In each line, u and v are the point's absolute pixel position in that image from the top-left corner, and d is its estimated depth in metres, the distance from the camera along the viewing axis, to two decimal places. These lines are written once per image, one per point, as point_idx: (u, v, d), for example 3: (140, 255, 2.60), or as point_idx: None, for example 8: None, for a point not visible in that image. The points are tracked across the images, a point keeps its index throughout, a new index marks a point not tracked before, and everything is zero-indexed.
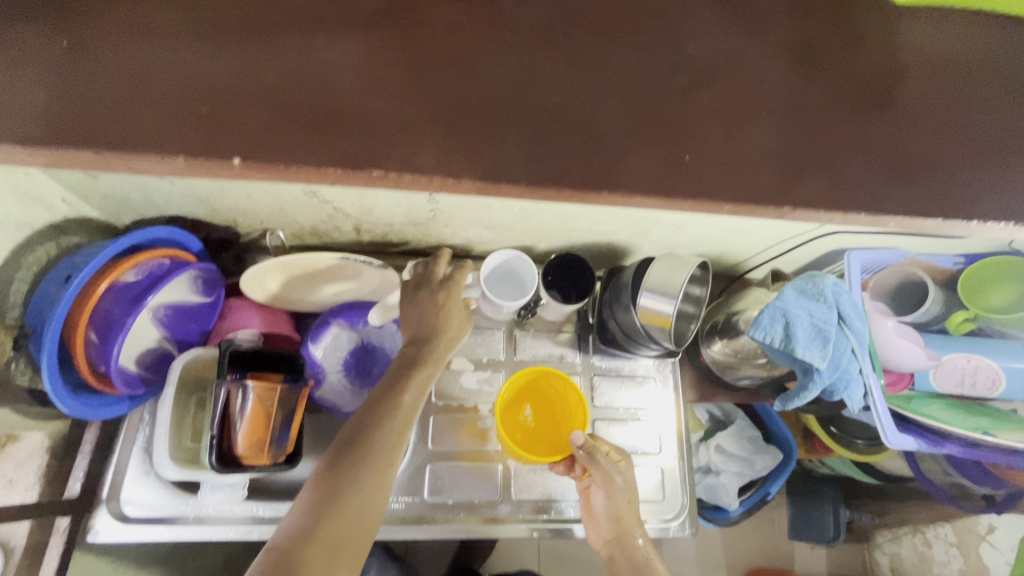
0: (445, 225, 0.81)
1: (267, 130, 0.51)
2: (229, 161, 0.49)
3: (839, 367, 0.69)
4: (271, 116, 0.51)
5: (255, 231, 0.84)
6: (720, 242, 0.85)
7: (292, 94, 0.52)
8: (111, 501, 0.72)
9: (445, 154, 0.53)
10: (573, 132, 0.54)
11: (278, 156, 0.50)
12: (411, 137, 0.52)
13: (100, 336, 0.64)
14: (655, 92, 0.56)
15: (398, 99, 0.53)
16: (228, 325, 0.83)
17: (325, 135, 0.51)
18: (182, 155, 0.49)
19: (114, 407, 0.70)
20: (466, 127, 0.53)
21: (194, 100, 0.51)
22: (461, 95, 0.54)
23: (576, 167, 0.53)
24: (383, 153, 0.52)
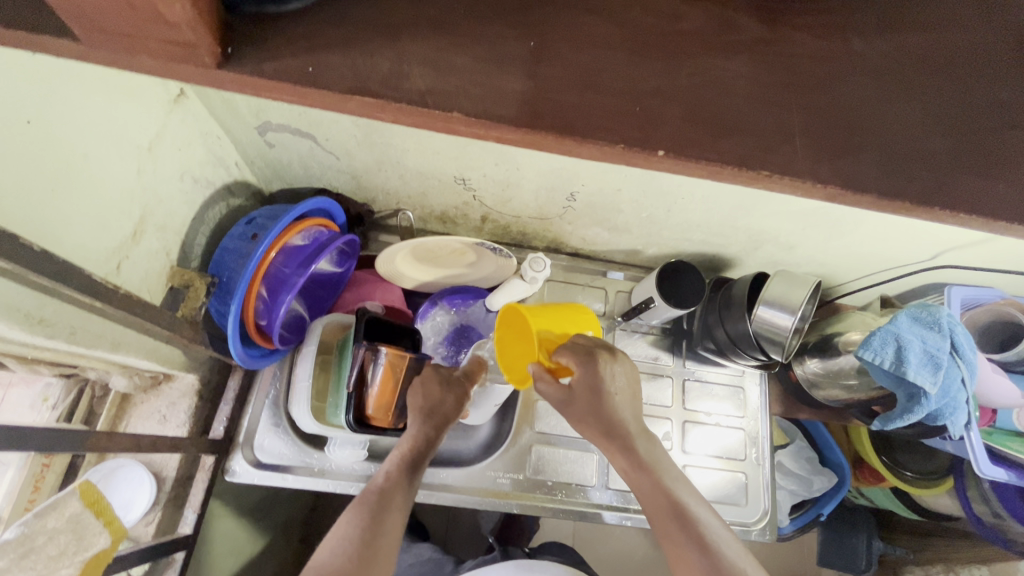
0: (568, 223, 0.87)
1: (735, 139, 0.34)
2: (653, 154, 0.33)
3: (947, 394, 0.72)
4: (739, 112, 0.35)
5: (388, 210, 0.89)
6: (825, 264, 0.89)
7: (753, 86, 0.35)
8: (246, 446, 0.77)
9: (813, 162, 0.34)
10: (875, 139, 0.35)
11: (676, 145, 0.34)
12: (784, 140, 0.34)
13: (269, 291, 0.70)
14: (972, 104, 0.36)
15: (912, 103, 0.36)
16: (354, 295, 0.89)
17: (649, 114, 0.34)
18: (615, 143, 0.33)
19: (268, 360, 0.76)
20: (991, 155, 0.36)
21: (624, 73, 0.35)
22: (804, 68, 0.36)
23: (913, 172, 0.35)
24: (758, 155, 0.34)
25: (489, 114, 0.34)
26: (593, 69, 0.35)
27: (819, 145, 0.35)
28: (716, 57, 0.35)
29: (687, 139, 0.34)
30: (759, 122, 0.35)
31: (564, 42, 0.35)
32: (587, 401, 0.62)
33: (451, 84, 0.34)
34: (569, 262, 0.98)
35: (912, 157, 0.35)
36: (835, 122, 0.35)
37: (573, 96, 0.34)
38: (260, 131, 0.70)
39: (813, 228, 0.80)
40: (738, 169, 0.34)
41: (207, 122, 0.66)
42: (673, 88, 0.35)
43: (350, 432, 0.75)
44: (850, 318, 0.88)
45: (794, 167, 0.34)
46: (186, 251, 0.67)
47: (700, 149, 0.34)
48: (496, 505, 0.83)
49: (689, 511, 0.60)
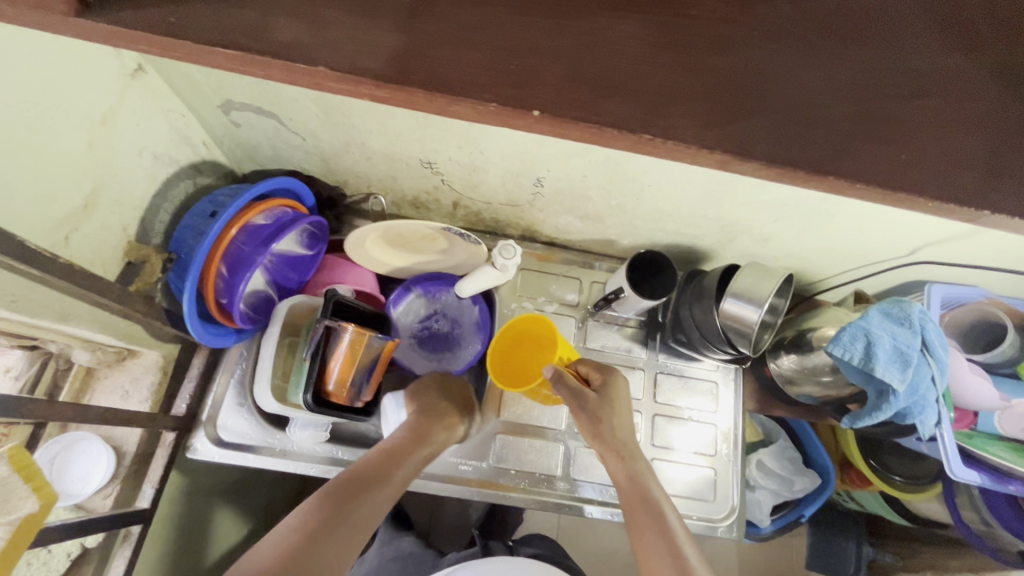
0: (539, 210, 0.86)
1: (618, 98, 0.34)
2: (529, 113, 0.34)
3: (916, 392, 0.71)
4: (630, 73, 0.35)
5: (360, 194, 0.89)
6: (801, 258, 0.87)
7: (643, 47, 0.35)
8: (208, 424, 0.78)
9: (704, 130, 0.35)
10: (764, 106, 0.35)
11: (558, 105, 0.34)
12: (676, 107, 0.35)
13: (229, 269, 0.70)
14: (881, 83, 0.37)
15: (805, 67, 0.37)
16: (325, 279, 0.89)
17: (529, 72, 0.35)
18: (494, 102, 0.34)
19: (232, 339, 0.77)
20: (883, 121, 0.36)
21: (514, 34, 0.35)
22: (706, 37, 0.36)
23: (809, 145, 0.35)
24: (646, 119, 0.34)
25: (385, 74, 0.34)
26: (480, 31, 0.35)
27: (708, 109, 0.35)
28: (612, 18, 0.36)
29: (567, 100, 0.34)
30: (652, 84, 0.35)
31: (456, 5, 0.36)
32: (602, 407, 0.72)
33: (330, 41, 0.35)
34: (544, 251, 0.97)
35: (809, 123, 0.36)
36: (726, 85, 0.35)
37: (463, 56, 0.35)
38: (224, 109, 0.70)
39: (785, 220, 0.78)
40: (621, 132, 0.35)
41: (168, 99, 0.67)
42: (560, 47, 0.35)
43: (309, 412, 0.76)
44: (825, 314, 0.86)
45: (678, 130, 0.34)
46: (146, 227, 0.67)
47: (583, 109, 0.34)
48: (455, 492, 0.83)
49: (660, 507, 0.66)
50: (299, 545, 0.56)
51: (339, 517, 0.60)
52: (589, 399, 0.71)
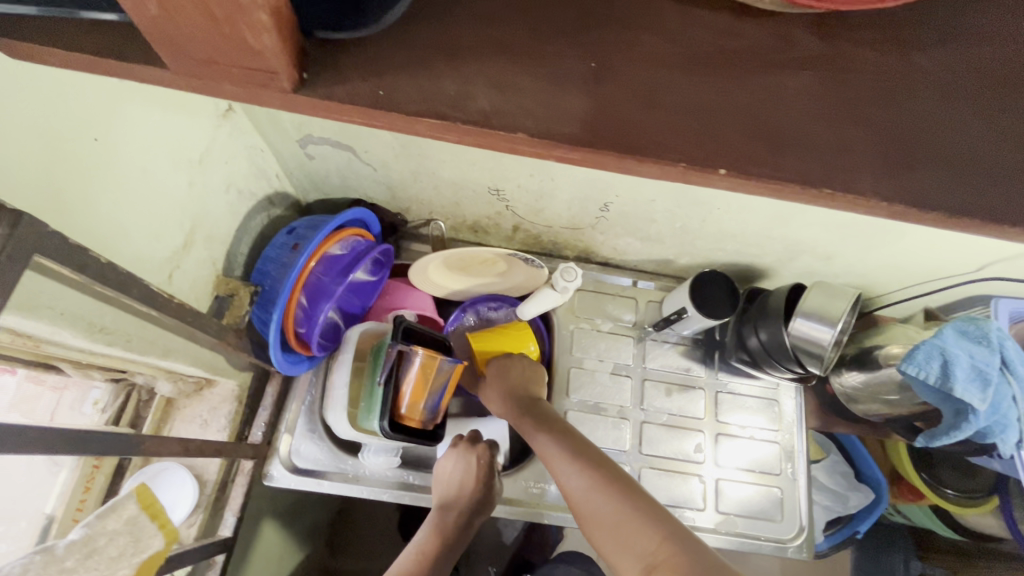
0: (600, 232, 0.86)
1: (801, 152, 0.38)
2: (718, 172, 0.38)
3: (997, 411, 0.70)
4: (811, 128, 0.39)
5: (420, 220, 0.91)
6: (863, 275, 0.87)
7: (811, 101, 0.39)
8: (283, 451, 0.78)
9: (879, 183, 0.38)
10: (915, 153, 0.39)
11: (734, 161, 0.38)
12: (847, 161, 0.39)
13: (309, 299, 0.72)
14: (988, 130, 0.40)
15: (957, 115, 0.40)
16: (387, 304, 0.90)
17: (709, 130, 0.39)
18: (685, 163, 0.38)
19: (306, 366, 0.78)
20: (1011, 170, 0.40)
21: (695, 93, 0.39)
22: (860, 86, 0.40)
23: (935, 184, 0.39)
24: (824, 173, 0.38)
25: (551, 134, 0.38)
26: (660, 96, 0.39)
27: (881, 163, 0.39)
28: (780, 76, 0.40)
29: (748, 159, 0.38)
30: (823, 138, 0.39)
31: (628, 70, 0.39)
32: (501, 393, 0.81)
33: (513, 106, 0.39)
34: (599, 271, 0.98)
35: (970, 172, 0.39)
36: (895, 137, 0.39)
37: (651, 119, 0.38)
38: (302, 143, 0.72)
39: (852, 239, 0.78)
40: (799, 186, 0.38)
41: (251, 136, 0.68)
42: (740, 105, 0.39)
43: (384, 438, 0.77)
44: (890, 331, 0.86)
45: (853, 182, 0.38)
46: (230, 260, 0.69)
47: (764, 164, 0.38)
48: (526, 515, 0.83)
49: (575, 446, 0.64)
50: None
51: None
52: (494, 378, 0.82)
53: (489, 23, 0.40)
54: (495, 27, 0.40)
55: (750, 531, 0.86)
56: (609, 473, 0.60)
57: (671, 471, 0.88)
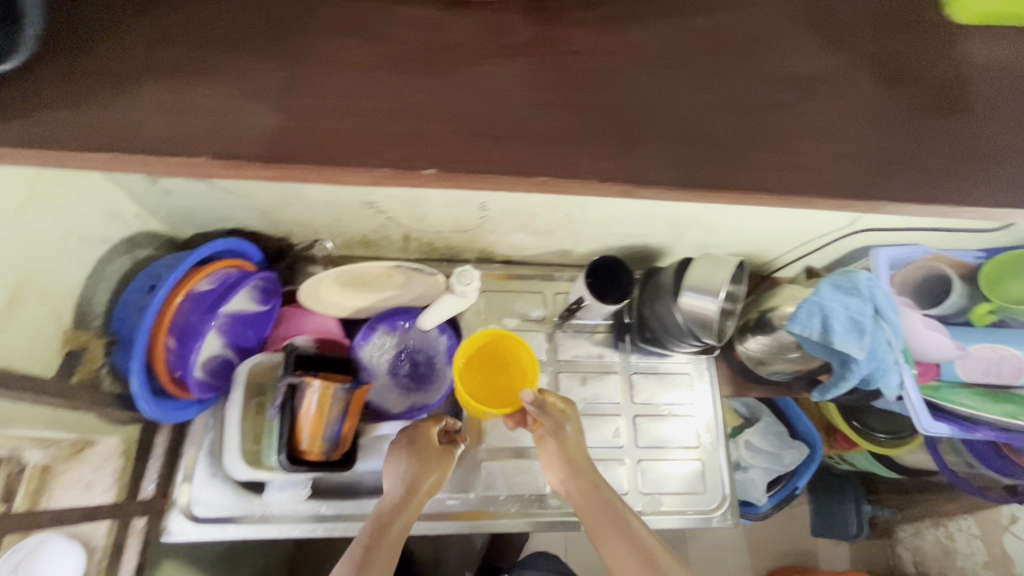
0: (490, 232, 0.86)
1: (511, 143, 0.48)
2: (420, 172, 0.47)
3: (875, 357, 0.73)
4: (517, 116, 0.49)
5: (307, 242, 0.88)
6: (750, 241, 0.89)
7: (524, 88, 0.49)
8: (182, 501, 0.75)
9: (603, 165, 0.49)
10: (617, 127, 0.49)
11: (463, 162, 0.48)
12: (566, 147, 0.49)
13: (178, 340, 0.68)
14: (707, 117, 0.51)
15: (665, 87, 0.51)
16: (284, 332, 0.87)
17: (409, 133, 0.48)
18: (386, 167, 0.47)
19: (190, 410, 0.74)
20: (710, 140, 0.50)
21: (425, 97, 0.49)
22: (568, 70, 0.50)
23: (642, 158, 0.49)
24: (536, 163, 0.48)
25: (239, 152, 0.46)
26: (366, 106, 0.48)
27: (595, 143, 0.49)
28: (497, 66, 0.50)
29: (455, 158, 0.48)
30: (534, 126, 0.49)
31: (351, 96, 0.48)
32: (555, 438, 0.73)
33: (210, 129, 0.47)
34: (503, 270, 0.97)
35: (677, 142, 0.50)
36: (607, 119, 0.49)
37: (369, 127, 0.48)
38: (151, 180, 0.68)
39: (727, 210, 0.80)
40: (517, 174, 0.48)
41: (91, 179, 0.64)
42: (454, 106, 0.49)
43: (286, 471, 0.75)
44: (782, 292, 0.88)
45: (563, 161, 0.48)
46: (84, 312, 0.65)
47: (474, 157, 0.48)
48: (447, 528, 0.81)
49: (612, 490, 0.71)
50: None
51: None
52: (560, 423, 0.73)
53: (240, 62, 0.48)
54: (234, 64, 0.48)
55: (675, 507, 0.87)
56: (605, 501, 0.69)
57: (593, 460, 0.88)
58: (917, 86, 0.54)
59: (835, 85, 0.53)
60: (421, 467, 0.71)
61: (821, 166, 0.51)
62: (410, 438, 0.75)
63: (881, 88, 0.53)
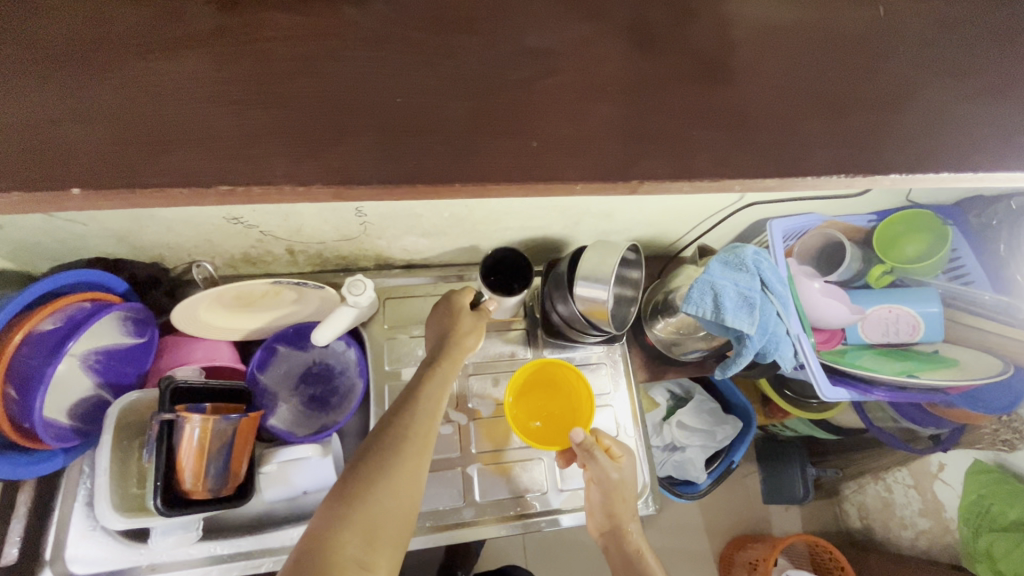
0: (379, 237, 0.82)
1: (187, 151, 0.43)
2: (68, 192, 0.42)
3: (767, 330, 0.73)
4: (195, 119, 0.44)
5: (182, 264, 0.82)
6: (648, 224, 0.88)
7: (199, 86, 0.44)
8: (56, 561, 0.70)
9: (294, 165, 0.44)
10: (317, 123, 0.45)
11: (122, 177, 0.43)
12: (254, 150, 0.44)
13: (20, 387, 0.62)
14: (530, 101, 0.48)
15: (376, 75, 0.46)
16: (167, 363, 0.81)
17: (47, 151, 0.42)
18: (14, 190, 0.41)
19: (48, 462, 0.67)
20: (487, 125, 0.47)
21: (129, 98, 0.44)
22: (261, 62, 0.45)
23: (436, 156, 0.46)
24: (217, 170, 0.44)
25: None
26: (13, 119, 0.42)
27: (286, 142, 0.44)
28: (170, 61, 0.44)
29: (107, 174, 0.42)
30: (213, 132, 0.44)
31: (15, 107, 0.42)
32: (598, 482, 0.76)
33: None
34: (405, 275, 0.93)
35: (404, 136, 0.46)
36: (300, 117, 0.45)
37: (15, 142, 0.42)
38: None
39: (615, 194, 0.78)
40: (180, 187, 0.43)
41: None
42: (122, 112, 0.43)
43: (165, 517, 0.69)
44: (684, 272, 0.87)
45: (260, 165, 0.44)
46: None
47: (141, 169, 0.43)
48: None
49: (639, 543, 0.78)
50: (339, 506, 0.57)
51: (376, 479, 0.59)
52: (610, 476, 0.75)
53: None
54: None
55: None
56: (635, 552, 0.77)
57: (510, 461, 0.86)
58: (727, 49, 0.52)
59: (653, 61, 0.51)
60: (453, 340, 0.74)
61: (651, 146, 0.49)
62: (434, 320, 0.78)
63: (713, 59, 0.52)
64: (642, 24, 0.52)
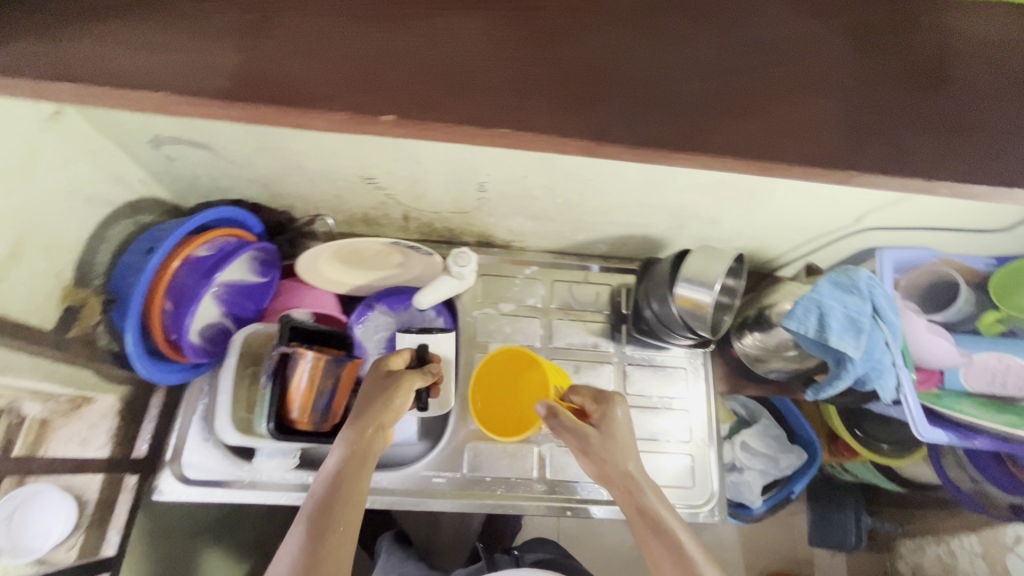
0: (489, 214, 0.86)
1: (476, 94, 0.46)
2: (380, 118, 0.46)
3: (872, 357, 0.71)
4: (481, 69, 0.47)
5: (308, 216, 0.89)
6: (752, 237, 0.88)
7: (492, 35, 0.47)
8: (173, 463, 0.77)
9: (568, 119, 0.47)
10: (599, 85, 0.47)
11: (435, 115, 0.46)
12: (534, 98, 0.46)
13: (175, 303, 0.70)
14: (715, 80, 0.49)
15: (654, 45, 0.49)
16: (282, 304, 0.88)
17: (369, 81, 0.46)
18: (345, 110, 0.45)
19: (184, 374, 0.76)
20: (712, 104, 0.48)
21: (377, 46, 0.47)
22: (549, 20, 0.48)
23: (644, 124, 0.48)
24: (512, 113, 0.46)
25: (199, 90, 0.45)
26: (274, 46, 0.46)
27: (565, 99, 0.47)
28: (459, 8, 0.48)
29: (409, 106, 0.46)
30: (497, 76, 0.46)
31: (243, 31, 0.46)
32: (580, 453, 0.70)
33: (162, 66, 0.45)
34: (502, 254, 0.97)
35: (598, 98, 0.47)
36: (570, 73, 0.47)
37: (309, 69, 0.46)
38: (154, 144, 0.69)
39: (729, 201, 0.78)
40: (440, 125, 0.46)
41: (95, 140, 0.66)
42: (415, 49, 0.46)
43: (274, 440, 0.76)
44: (783, 289, 0.87)
45: (523, 116, 0.46)
46: (84, 270, 0.66)
47: (436, 111, 0.46)
48: (431, 505, 0.82)
49: (663, 518, 0.65)
50: None
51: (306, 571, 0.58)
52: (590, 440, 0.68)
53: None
54: None
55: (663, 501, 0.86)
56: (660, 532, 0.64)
57: None
58: (921, 50, 0.51)
59: (838, 55, 0.50)
60: (373, 409, 0.71)
61: (823, 134, 0.49)
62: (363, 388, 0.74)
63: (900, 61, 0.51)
64: (826, 14, 0.51)
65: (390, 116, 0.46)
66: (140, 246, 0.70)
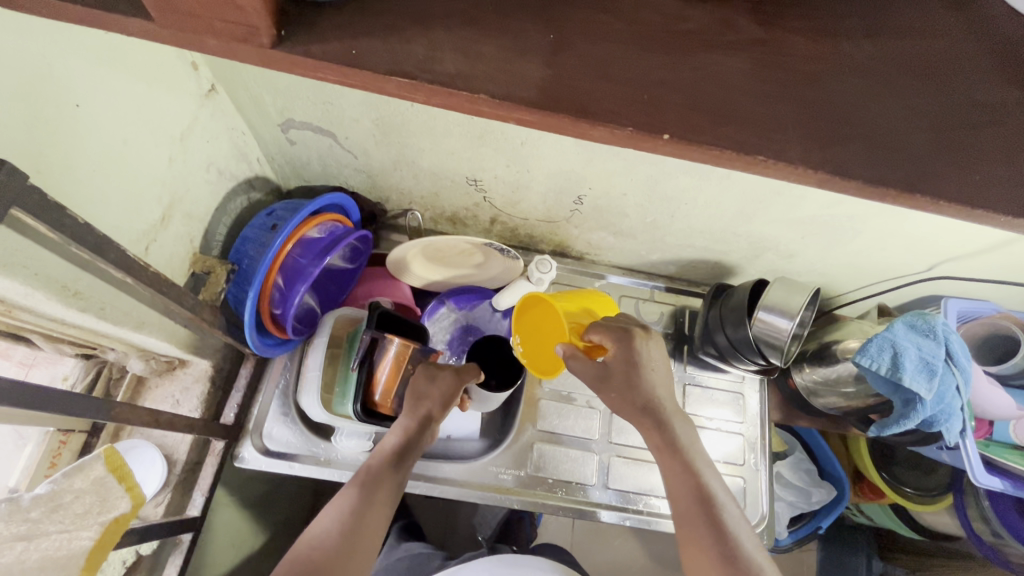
0: (575, 226, 0.90)
1: (805, 110, 0.35)
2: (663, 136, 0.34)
3: (941, 401, 0.74)
4: (823, 86, 0.36)
5: (399, 209, 0.92)
6: (823, 274, 0.91)
7: (841, 58, 0.36)
8: (255, 433, 0.79)
9: (900, 155, 0.35)
10: (956, 120, 0.36)
11: (752, 134, 0.34)
12: (872, 132, 0.35)
13: (286, 280, 0.73)
14: None
15: (993, 68, 0.37)
16: (364, 292, 0.92)
17: (672, 93, 0.35)
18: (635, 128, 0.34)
19: (280, 349, 0.78)
20: None
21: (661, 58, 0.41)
22: (899, 38, 0.38)
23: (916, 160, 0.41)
24: (836, 144, 0.35)
25: (509, 95, 0.34)
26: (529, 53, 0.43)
27: (896, 133, 0.36)
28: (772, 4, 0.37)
29: (696, 126, 0.34)
30: (831, 98, 0.36)
31: None
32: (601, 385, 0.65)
33: None
34: (574, 265, 1.01)
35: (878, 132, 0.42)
36: (906, 86, 0.37)
37: (578, 69, 0.35)
38: (283, 128, 0.73)
39: (812, 237, 0.82)
40: (736, 153, 0.34)
41: (233, 118, 0.70)
42: (723, 57, 0.36)
43: (358, 422, 0.77)
44: (850, 327, 0.90)
45: (854, 154, 0.35)
46: (207, 240, 0.71)
47: (742, 131, 0.34)
48: (494, 499, 0.84)
49: (708, 490, 0.61)
50: (327, 553, 0.58)
51: (353, 525, 0.62)
52: (612, 376, 0.64)
53: None
54: None
55: None
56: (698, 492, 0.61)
57: (640, 459, 0.89)
58: None
59: None
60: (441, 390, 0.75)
61: None
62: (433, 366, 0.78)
63: None
64: None
65: (674, 132, 0.35)
66: (259, 222, 0.73)
